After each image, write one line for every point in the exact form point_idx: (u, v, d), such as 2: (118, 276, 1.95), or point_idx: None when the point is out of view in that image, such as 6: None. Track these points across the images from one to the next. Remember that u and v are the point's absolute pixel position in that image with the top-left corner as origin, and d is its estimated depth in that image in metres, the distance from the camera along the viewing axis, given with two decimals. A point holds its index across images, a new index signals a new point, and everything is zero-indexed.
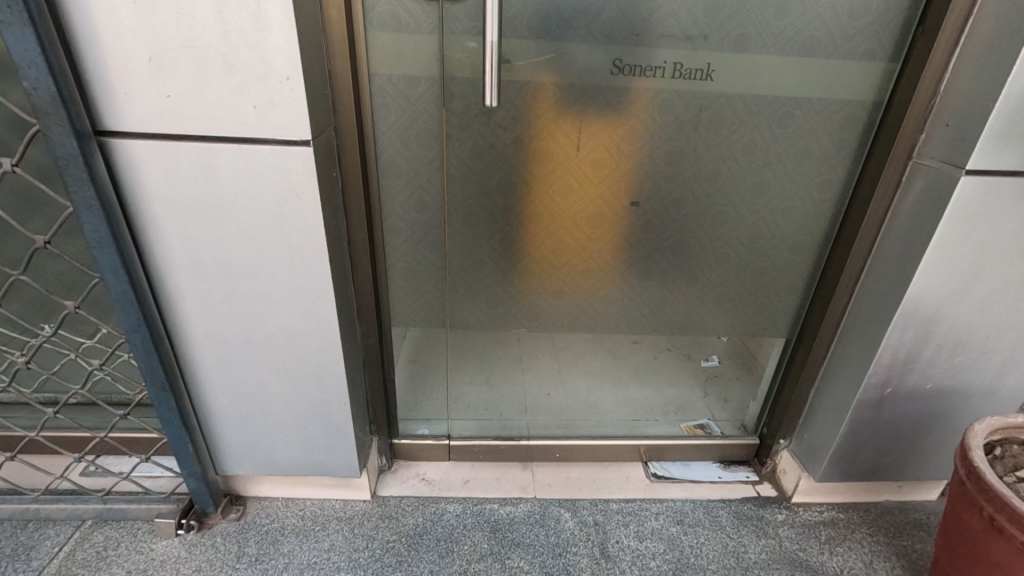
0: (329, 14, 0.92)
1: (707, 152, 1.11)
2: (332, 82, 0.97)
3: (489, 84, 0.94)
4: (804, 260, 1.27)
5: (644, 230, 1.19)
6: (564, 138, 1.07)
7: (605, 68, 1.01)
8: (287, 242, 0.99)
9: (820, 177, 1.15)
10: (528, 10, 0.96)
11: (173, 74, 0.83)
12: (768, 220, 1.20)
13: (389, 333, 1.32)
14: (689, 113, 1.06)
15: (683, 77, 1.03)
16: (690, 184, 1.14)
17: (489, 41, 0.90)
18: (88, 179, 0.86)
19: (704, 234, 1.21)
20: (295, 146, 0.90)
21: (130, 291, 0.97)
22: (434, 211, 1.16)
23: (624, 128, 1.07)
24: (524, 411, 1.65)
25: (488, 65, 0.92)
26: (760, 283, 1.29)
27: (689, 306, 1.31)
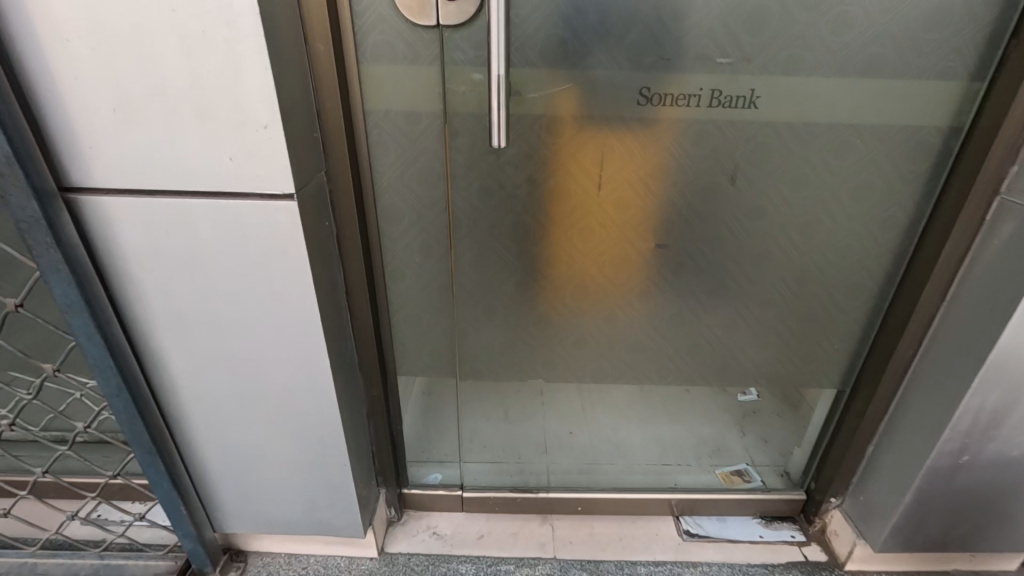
0: (315, 49, 0.81)
1: (749, 188, 0.96)
2: (321, 123, 0.87)
3: (497, 122, 0.82)
4: (862, 305, 1.11)
5: (677, 275, 1.06)
6: (583, 176, 0.95)
7: (630, 98, 0.88)
8: (274, 300, 0.90)
9: (884, 213, 0.99)
10: (541, 35, 0.84)
11: (139, 124, 0.75)
12: (822, 262, 1.05)
13: (394, 382, 1.21)
14: (728, 145, 0.92)
15: (721, 106, 0.89)
16: (729, 223, 1.00)
17: (495, 75, 0.79)
18: (53, 241, 0.79)
19: (744, 279, 1.07)
20: (278, 199, 0.80)
21: (108, 355, 0.90)
22: (439, 255, 1.05)
23: (652, 163, 0.94)
24: (545, 450, 1.55)
25: (495, 100, 0.81)
26: (811, 330, 1.13)
27: (726, 356, 1.16)
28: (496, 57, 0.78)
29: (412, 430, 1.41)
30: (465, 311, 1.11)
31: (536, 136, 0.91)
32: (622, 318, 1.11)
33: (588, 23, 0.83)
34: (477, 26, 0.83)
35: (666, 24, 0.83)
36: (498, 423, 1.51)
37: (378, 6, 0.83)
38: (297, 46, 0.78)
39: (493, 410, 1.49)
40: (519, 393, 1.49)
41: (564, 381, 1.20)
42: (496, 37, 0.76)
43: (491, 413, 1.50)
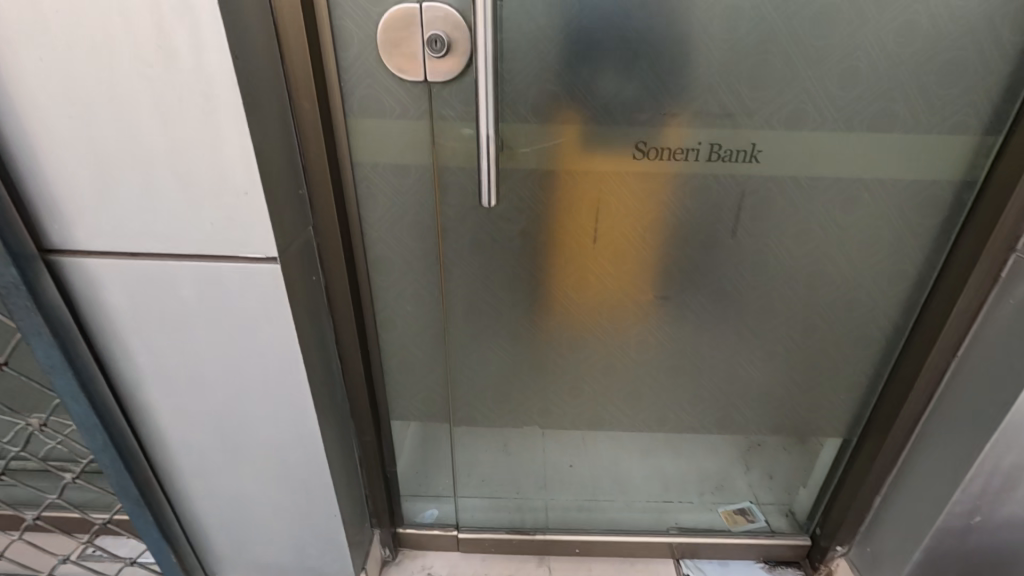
0: (300, 107, 0.79)
1: (750, 241, 0.93)
2: (307, 178, 0.85)
3: (486, 181, 0.79)
4: (869, 356, 1.07)
5: (676, 325, 1.03)
6: (578, 228, 0.92)
7: (625, 152, 0.85)
8: (260, 358, 0.88)
9: (893, 266, 0.95)
10: (533, 91, 0.81)
11: (118, 189, 0.73)
12: (826, 314, 1.01)
13: (388, 426, 1.19)
14: (729, 199, 0.89)
15: (721, 160, 0.85)
16: (729, 275, 0.97)
17: (483, 135, 0.76)
18: (33, 305, 0.77)
19: (746, 330, 1.03)
20: (261, 262, 0.78)
21: (92, 413, 0.88)
22: (431, 304, 1.02)
23: (649, 216, 0.91)
24: (542, 480, 1.47)
25: (483, 159, 0.78)
26: (815, 380, 1.10)
27: (726, 405, 1.13)
28: (484, 117, 0.75)
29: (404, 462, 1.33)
30: (459, 360, 1.09)
31: (529, 189, 0.89)
32: (619, 367, 1.08)
33: (581, 79, 0.80)
34: (466, 82, 0.81)
35: (662, 79, 0.80)
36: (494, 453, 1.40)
37: (365, 61, 0.80)
38: (280, 107, 0.76)
39: (490, 442, 1.37)
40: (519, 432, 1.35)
41: (561, 428, 1.17)
42: (484, 98, 0.74)
43: (487, 444, 1.37)
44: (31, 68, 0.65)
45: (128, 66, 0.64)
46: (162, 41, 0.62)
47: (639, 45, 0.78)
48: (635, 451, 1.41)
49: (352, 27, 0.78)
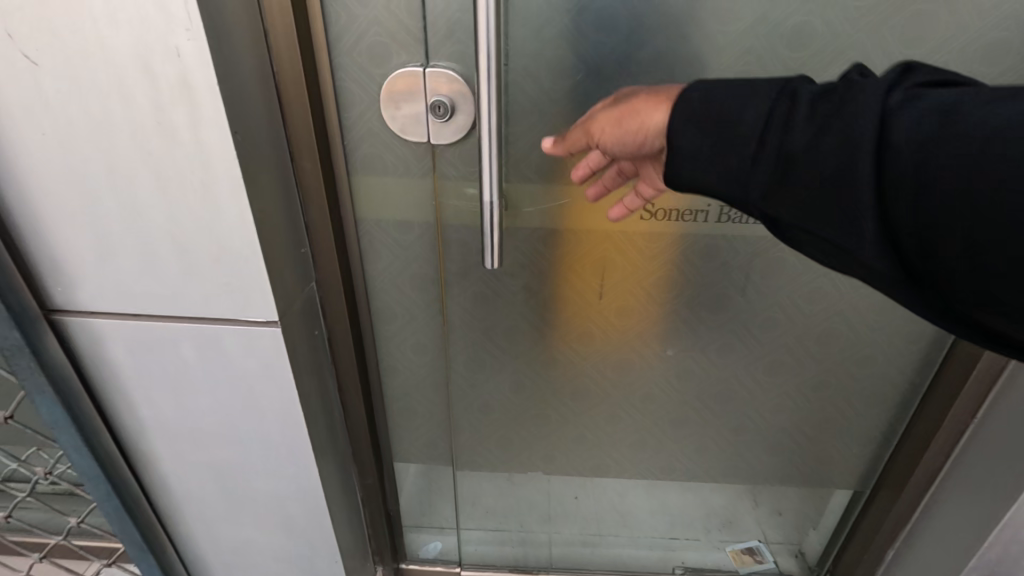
0: (302, 168, 0.78)
1: (761, 299, 0.90)
2: (310, 237, 0.84)
3: (491, 245, 0.78)
4: (882, 412, 1.04)
5: (683, 380, 1.00)
6: (584, 285, 0.90)
7: (632, 214, 0.83)
8: (261, 413, 0.87)
9: (909, 325, 0.93)
10: (539, 152, 0.80)
11: (118, 254, 0.72)
12: (838, 371, 0.99)
13: (390, 469, 1.18)
14: (739, 259, 0.87)
15: (732, 222, 0.83)
16: (739, 332, 0.94)
17: (486, 202, 0.75)
18: (37, 366, 0.77)
19: (756, 385, 1.01)
20: (261, 325, 0.77)
21: (95, 467, 0.88)
22: (434, 354, 1.01)
23: (657, 274, 0.89)
24: (546, 515, 1.48)
25: (488, 224, 0.76)
26: (826, 433, 1.07)
27: (734, 457, 1.11)
28: (489, 184, 0.73)
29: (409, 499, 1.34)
30: (462, 408, 1.08)
31: (533, 247, 0.87)
32: (624, 419, 1.06)
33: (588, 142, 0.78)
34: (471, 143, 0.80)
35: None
36: (498, 483, 1.41)
37: (368, 122, 0.79)
38: (283, 170, 0.75)
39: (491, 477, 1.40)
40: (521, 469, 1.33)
41: (563, 474, 1.16)
42: (487, 167, 0.72)
43: (489, 478, 1.40)
44: (31, 140, 0.64)
45: (128, 138, 0.63)
46: (163, 118, 0.62)
47: None
48: (639, 490, 1.39)
49: (355, 89, 0.77)
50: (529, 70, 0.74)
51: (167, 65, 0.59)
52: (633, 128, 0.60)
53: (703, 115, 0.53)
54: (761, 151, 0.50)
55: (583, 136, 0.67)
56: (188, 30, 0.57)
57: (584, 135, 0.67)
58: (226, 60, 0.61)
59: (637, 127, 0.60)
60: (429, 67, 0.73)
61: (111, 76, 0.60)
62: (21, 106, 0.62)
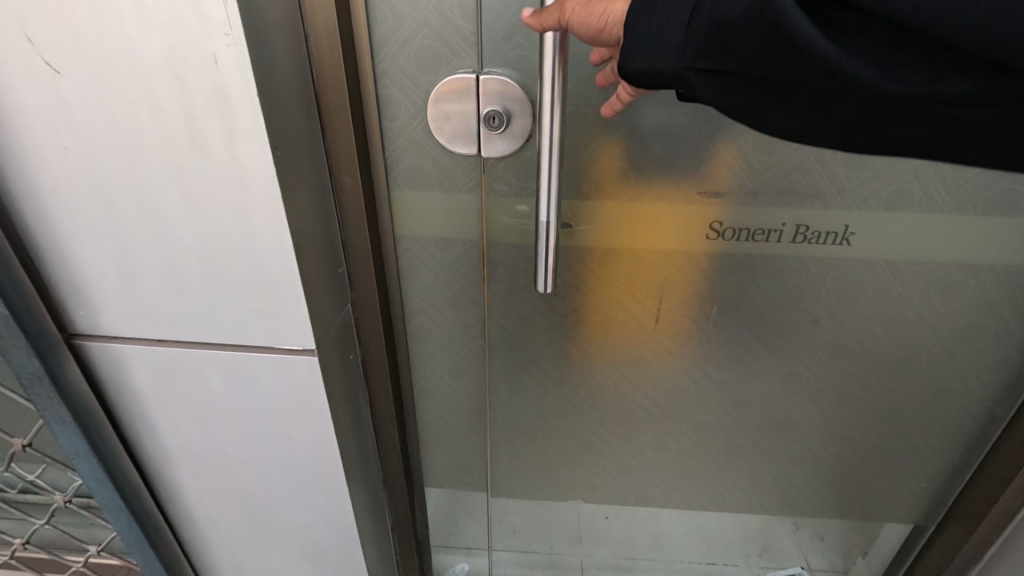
0: (342, 182, 0.72)
1: (833, 325, 0.83)
2: (347, 256, 0.77)
3: (545, 268, 0.71)
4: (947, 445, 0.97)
5: (741, 409, 0.93)
6: (639, 307, 0.83)
7: (696, 233, 0.76)
8: (291, 442, 0.81)
9: (994, 355, 0.85)
10: (599, 167, 0.73)
11: (144, 278, 0.66)
12: (910, 402, 0.91)
13: (420, 493, 1.13)
14: (811, 281, 0.79)
15: (810, 242, 0.76)
16: (808, 359, 0.87)
17: (541, 221, 0.68)
18: (56, 395, 0.72)
19: (819, 415, 0.93)
20: (296, 353, 0.71)
21: (116, 497, 0.82)
22: (472, 377, 0.96)
23: (721, 297, 0.82)
24: (577, 537, 1.38)
25: (543, 245, 0.69)
26: (889, 465, 1.00)
27: (788, 488, 1.04)
28: (546, 202, 0.66)
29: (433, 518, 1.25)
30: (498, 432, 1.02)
31: (580, 267, 0.81)
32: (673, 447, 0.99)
33: (624, 147, 0.71)
34: (523, 156, 0.74)
35: (710, 146, 0.70)
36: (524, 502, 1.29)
37: (413, 133, 0.74)
38: (322, 187, 0.68)
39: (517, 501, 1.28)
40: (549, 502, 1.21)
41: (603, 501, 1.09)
42: (546, 184, 0.65)
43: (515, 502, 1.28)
44: (52, 154, 0.58)
45: (158, 154, 0.58)
46: (196, 131, 0.56)
47: (709, 117, 0.69)
48: (676, 518, 1.31)
49: (400, 98, 0.72)
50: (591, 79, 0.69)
51: (203, 74, 0.53)
52: (597, 15, 0.56)
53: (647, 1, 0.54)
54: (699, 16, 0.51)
55: (553, 20, 0.57)
56: (228, 34, 0.51)
57: (554, 18, 0.57)
58: (267, 67, 0.55)
59: (603, 14, 0.56)
60: (483, 73, 0.67)
61: (140, 85, 0.54)
62: (41, 117, 0.56)
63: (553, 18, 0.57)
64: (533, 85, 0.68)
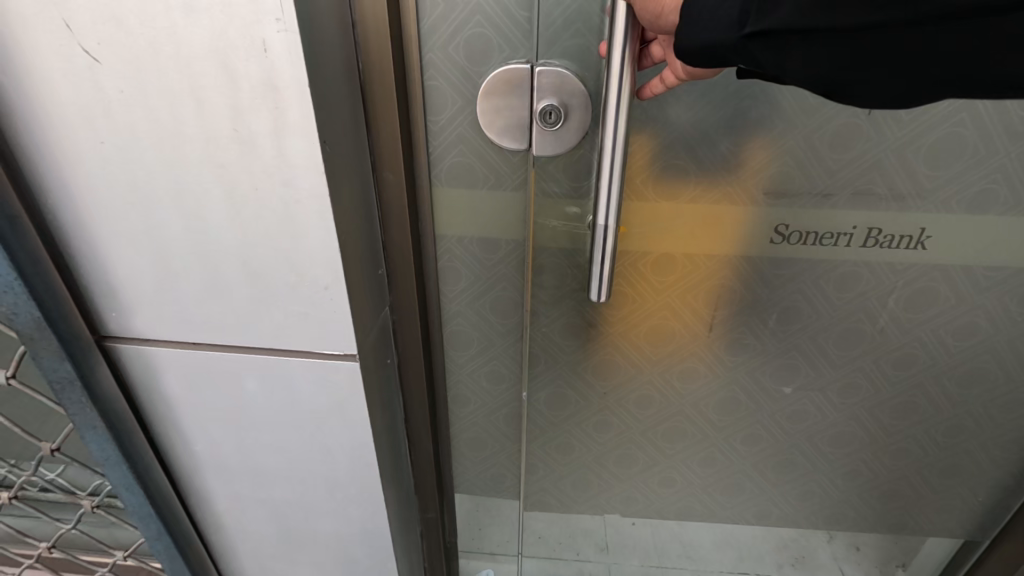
0: (383, 179, 0.68)
1: (895, 338, 0.88)
2: (387, 257, 0.73)
3: (602, 277, 0.69)
4: (986, 440, 1.00)
5: (796, 422, 0.99)
6: (691, 315, 0.86)
7: (760, 238, 0.78)
8: (327, 451, 0.78)
9: None
10: (672, 170, 0.73)
11: (181, 280, 0.63)
12: (953, 404, 0.96)
13: (448, 500, 1.10)
14: (869, 288, 0.82)
15: (882, 245, 0.78)
16: (869, 370, 0.92)
17: (600, 226, 0.64)
18: (88, 399, 0.69)
19: (866, 417, 0.98)
20: (338, 359, 0.68)
21: (147, 503, 0.80)
22: (511, 380, 0.95)
23: (778, 309, 0.86)
24: (604, 549, 1.29)
25: (599, 252, 0.66)
26: (926, 466, 1.04)
27: (837, 503, 1.12)
28: (607, 206, 0.63)
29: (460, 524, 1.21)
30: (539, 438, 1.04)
31: (629, 275, 0.83)
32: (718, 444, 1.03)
33: (651, 148, 0.72)
34: (576, 154, 0.71)
35: (734, 146, 0.71)
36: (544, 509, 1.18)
37: (458, 128, 0.71)
38: (365, 183, 0.65)
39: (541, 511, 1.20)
40: (579, 509, 1.18)
41: (639, 497, 1.14)
42: (607, 187, 0.61)
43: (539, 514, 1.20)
44: (88, 150, 0.55)
45: (199, 149, 0.54)
46: (241, 124, 0.52)
47: (780, 115, 0.69)
48: (708, 537, 1.23)
49: (446, 88, 0.68)
50: (649, 76, 0.67)
51: (250, 63, 0.49)
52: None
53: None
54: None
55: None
56: (279, 20, 0.47)
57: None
58: (317, 54, 0.51)
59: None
60: (538, 64, 0.64)
61: (183, 75, 0.50)
62: (78, 110, 0.53)
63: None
64: (591, 78, 0.65)
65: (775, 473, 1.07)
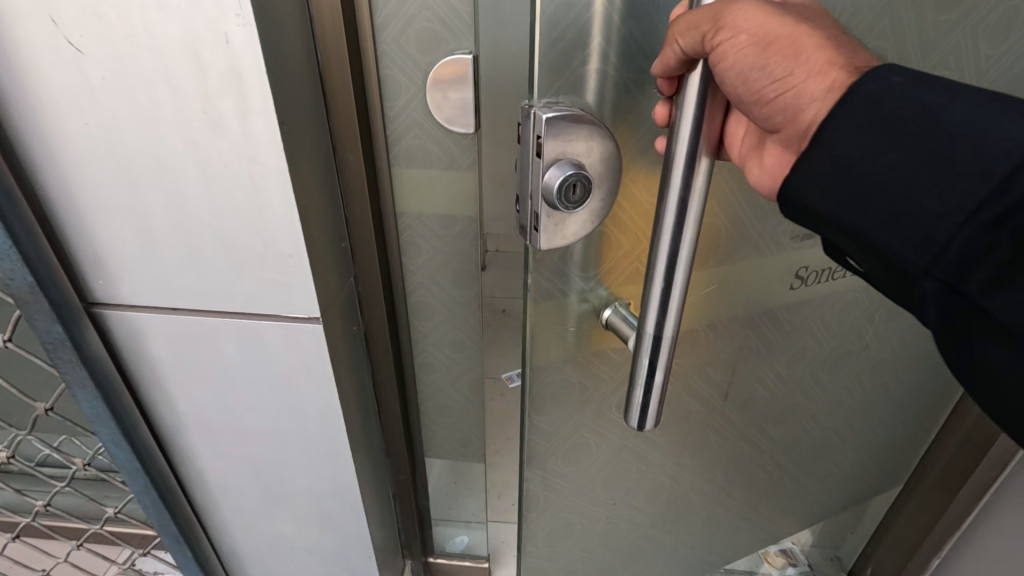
0: (344, 159, 0.76)
1: (873, 342, 0.95)
2: (349, 230, 0.81)
3: (645, 404, 0.58)
4: (916, 405, 1.08)
5: (775, 425, 1.00)
6: (709, 382, 0.87)
7: (785, 281, 0.82)
8: (300, 413, 0.86)
9: None
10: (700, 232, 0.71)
11: (163, 251, 0.70)
12: (894, 376, 1.02)
13: (421, 465, 1.18)
14: (863, 314, 0.91)
15: None
16: (837, 369, 0.96)
17: (646, 334, 0.55)
18: (78, 359, 0.76)
19: (828, 402, 1.01)
20: (302, 322, 0.75)
21: (134, 458, 0.87)
22: (472, 350, 1.03)
23: (780, 341, 0.88)
24: None
25: (643, 374, 0.57)
26: (873, 438, 1.10)
27: (805, 490, 1.14)
28: (660, 314, 0.54)
29: (438, 488, 1.29)
30: (542, 524, 0.94)
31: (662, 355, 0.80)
32: (705, 466, 1.00)
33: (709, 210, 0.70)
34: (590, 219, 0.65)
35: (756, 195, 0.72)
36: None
37: (412, 112, 0.79)
38: (325, 162, 0.72)
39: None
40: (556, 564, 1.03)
41: (633, 547, 1.08)
42: (664, 300, 0.53)
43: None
44: (76, 128, 0.62)
45: (175, 129, 0.61)
46: (210, 107, 0.59)
47: None
48: (698, 561, 1.19)
49: (400, 76, 0.76)
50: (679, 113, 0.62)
51: (215, 54, 0.56)
52: (774, 79, 0.49)
53: (862, 111, 0.44)
54: (993, 212, 0.39)
55: (710, 26, 0.48)
56: (238, 14, 0.54)
57: (712, 24, 0.48)
58: (274, 44, 0.58)
59: (781, 86, 0.49)
60: (547, 112, 0.52)
61: (159, 65, 0.57)
62: (67, 95, 0.60)
63: (713, 27, 0.48)
64: None
65: (749, 473, 1.06)
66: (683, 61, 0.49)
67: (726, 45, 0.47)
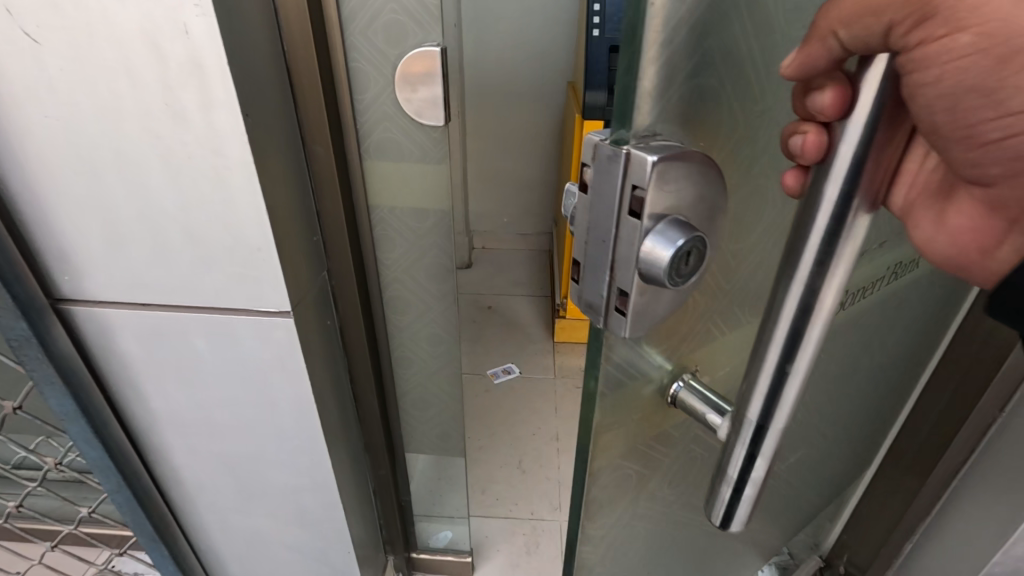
0: (314, 152, 0.76)
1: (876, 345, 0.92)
2: (321, 224, 0.81)
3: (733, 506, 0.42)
4: (889, 395, 1.10)
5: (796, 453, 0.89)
6: None
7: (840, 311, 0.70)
8: (274, 408, 0.86)
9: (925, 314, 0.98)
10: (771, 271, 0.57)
11: (129, 245, 0.70)
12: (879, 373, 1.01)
13: (400, 461, 1.18)
14: (879, 323, 0.85)
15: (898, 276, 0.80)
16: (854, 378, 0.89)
17: (748, 421, 0.39)
18: (45, 356, 0.75)
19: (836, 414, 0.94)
20: (273, 315, 0.75)
21: (105, 456, 0.86)
22: (449, 344, 1.03)
23: (819, 371, 0.77)
24: None
25: (730, 473, 0.41)
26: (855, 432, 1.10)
27: (803, 498, 1.10)
28: (770, 399, 0.37)
29: (419, 482, 1.28)
30: None
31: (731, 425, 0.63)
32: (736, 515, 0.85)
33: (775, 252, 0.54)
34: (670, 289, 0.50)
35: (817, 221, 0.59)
36: None
37: (382, 105, 0.78)
38: (293, 154, 0.72)
39: None
40: None
41: None
42: (781, 379, 0.37)
43: None
44: (36, 120, 0.61)
45: (138, 121, 0.61)
46: (171, 98, 0.59)
47: None
48: None
49: (369, 69, 0.75)
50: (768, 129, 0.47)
51: (175, 45, 0.56)
52: (1004, 111, 0.33)
53: None
54: None
55: (906, 13, 0.31)
56: (197, 5, 0.54)
57: (912, 9, 0.31)
58: (236, 36, 0.58)
59: (1010, 125, 0.34)
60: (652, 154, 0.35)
61: (118, 55, 0.57)
62: (26, 87, 0.59)
63: (911, 14, 0.31)
64: None
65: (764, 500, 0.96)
66: (840, 61, 0.34)
67: (927, 49, 0.32)
